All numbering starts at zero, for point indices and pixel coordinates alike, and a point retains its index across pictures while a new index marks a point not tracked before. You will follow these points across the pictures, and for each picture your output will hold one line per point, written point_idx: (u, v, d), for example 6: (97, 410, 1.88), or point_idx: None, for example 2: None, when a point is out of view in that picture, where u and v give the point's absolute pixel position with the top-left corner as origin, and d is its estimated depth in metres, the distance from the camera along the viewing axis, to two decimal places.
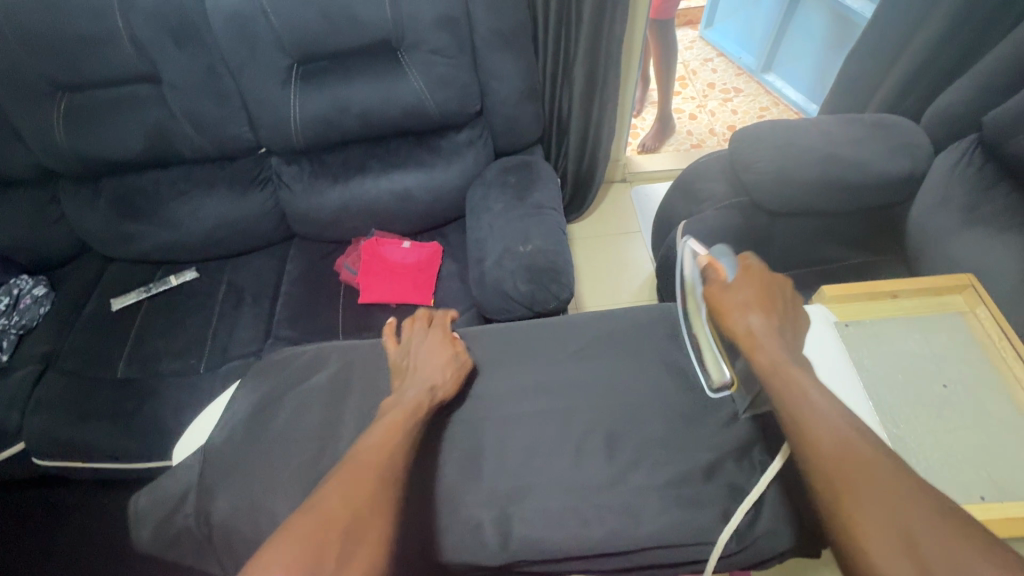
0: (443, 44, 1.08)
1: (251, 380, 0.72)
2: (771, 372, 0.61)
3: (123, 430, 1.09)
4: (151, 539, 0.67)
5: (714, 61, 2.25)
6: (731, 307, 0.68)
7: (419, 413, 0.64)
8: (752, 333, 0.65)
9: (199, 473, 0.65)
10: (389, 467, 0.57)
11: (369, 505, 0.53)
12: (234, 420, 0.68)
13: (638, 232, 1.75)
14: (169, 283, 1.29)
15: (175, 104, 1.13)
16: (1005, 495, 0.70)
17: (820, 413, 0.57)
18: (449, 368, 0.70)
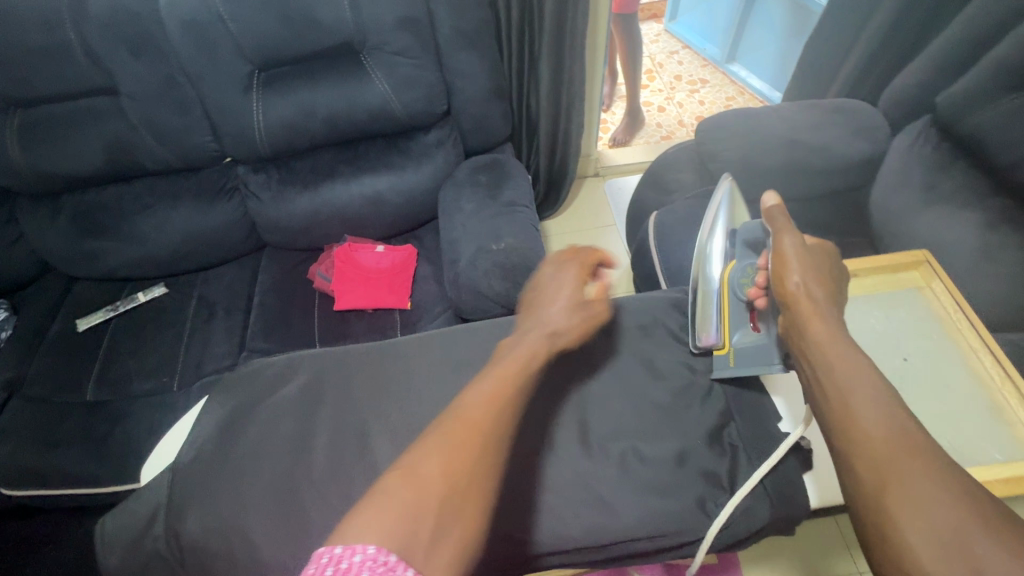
0: (406, 45, 1.08)
1: (223, 393, 0.71)
2: (822, 340, 0.60)
3: (93, 454, 1.06)
4: (124, 563, 0.65)
5: (679, 53, 2.27)
6: (796, 267, 0.66)
7: (535, 360, 0.61)
8: (811, 297, 0.64)
9: (170, 494, 0.64)
10: (498, 429, 0.51)
11: (473, 470, 0.47)
12: (205, 437, 0.67)
13: (613, 225, 1.76)
14: (137, 300, 1.26)
15: (133, 115, 1.10)
16: (963, 461, 0.73)
17: (873, 393, 0.54)
18: (581, 314, 0.68)
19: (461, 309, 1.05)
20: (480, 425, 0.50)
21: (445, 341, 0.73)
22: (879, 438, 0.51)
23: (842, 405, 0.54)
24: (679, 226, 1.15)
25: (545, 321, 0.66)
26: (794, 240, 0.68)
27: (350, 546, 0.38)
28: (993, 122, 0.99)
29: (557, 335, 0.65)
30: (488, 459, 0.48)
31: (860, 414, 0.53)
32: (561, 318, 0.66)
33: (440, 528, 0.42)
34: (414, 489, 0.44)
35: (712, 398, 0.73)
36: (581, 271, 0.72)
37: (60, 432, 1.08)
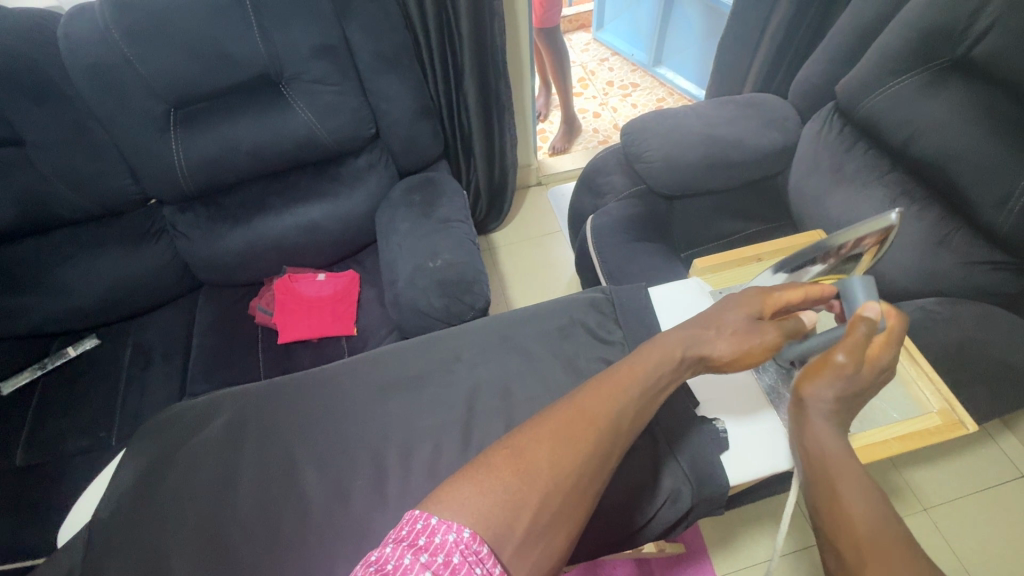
0: (325, 73, 1.08)
1: (148, 442, 0.68)
2: (820, 442, 0.54)
3: (25, 520, 0.99)
4: None
5: (609, 61, 2.35)
6: (824, 386, 0.56)
7: (663, 363, 0.60)
8: (823, 428, 0.55)
9: (87, 553, 0.60)
10: (616, 423, 0.54)
11: (581, 468, 0.50)
12: (126, 489, 0.64)
13: (559, 231, 1.80)
14: (67, 354, 1.20)
15: (43, 164, 1.05)
16: (865, 423, 0.79)
17: (865, 484, 0.50)
18: (738, 326, 0.64)
19: (405, 328, 1.05)
20: (597, 419, 0.53)
21: (374, 363, 0.73)
22: (859, 517, 0.48)
23: (829, 487, 0.51)
24: (614, 226, 1.19)
25: (706, 324, 0.65)
26: (847, 364, 0.56)
27: (444, 521, 0.43)
28: (885, 105, 1.07)
29: (702, 348, 0.63)
30: (596, 455, 0.51)
31: (844, 497, 0.50)
32: (720, 323, 0.64)
33: (539, 523, 0.47)
34: (519, 479, 0.48)
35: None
36: (774, 293, 0.67)
37: None
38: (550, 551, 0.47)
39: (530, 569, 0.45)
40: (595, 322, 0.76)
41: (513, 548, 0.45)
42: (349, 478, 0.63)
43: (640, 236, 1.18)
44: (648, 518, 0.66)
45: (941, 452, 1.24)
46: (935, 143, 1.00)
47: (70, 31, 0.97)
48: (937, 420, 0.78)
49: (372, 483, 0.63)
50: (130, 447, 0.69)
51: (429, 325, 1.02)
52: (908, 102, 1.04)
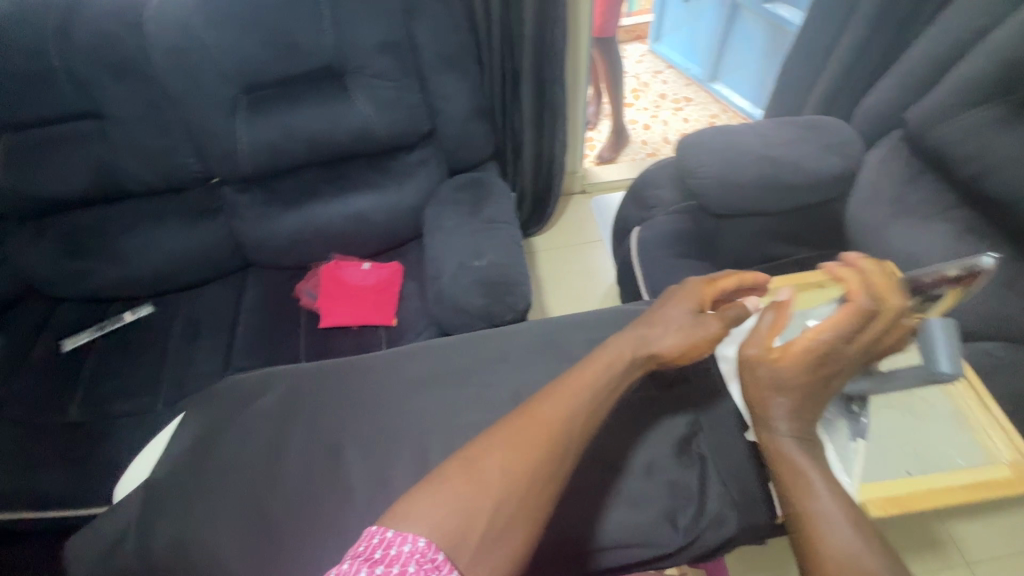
0: (386, 68, 1.10)
1: (200, 410, 0.71)
2: (779, 463, 0.58)
3: (71, 476, 1.04)
4: None
5: (664, 73, 2.33)
6: (752, 387, 0.62)
7: (616, 365, 0.59)
8: (785, 424, 0.59)
9: (142, 508, 0.63)
10: (572, 427, 0.53)
11: (537, 473, 0.49)
12: (181, 452, 0.67)
13: (600, 240, 1.79)
14: (123, 319, 1.26)
15: (117, 138, 1.11)
16: (927, 467, 0.76)
17: (829, 515, 0.51)
18: (683, 321, 0.64)
19: (444, 325, 1.06)
20: (551, 423, 0.52)
21: (422, 355, 0.74)
22: (832, 538, 0.49)
23: (805, 513, 0.52)
24: (659, 240, 1.19)
25: (644, 321, 0.65)
26: (756, 352, 0.62)
27: (400, 533, 0.42)
28: (956, 137, 1.02)
29: (649, 340, 0.63)
30: (553, 459, 0.50)
31: (818, 523, 0.51)
32: (662, 319, 0.65)
33: (494, 528, 0.45)
34: (472, 485, 0.47)
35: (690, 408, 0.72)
36: (709, 285, 0.69)
37: (43, 451, 1.07)
38: (509, 557, 0.45)
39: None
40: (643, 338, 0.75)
41: (470, 555, 0.43)
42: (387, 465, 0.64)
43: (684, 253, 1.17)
44: (690, 543, 0.64)
45: (991, 507, 1.17)
46: (1008, 179, 0.96)
47: (155, 14, 1.02)
48: (1006, 472, 0.74)
49: (410, 474, 0.63)
50: (185, 411, 0.72)
51: (470, 324, 1.02)
52: (981, 134, 0.99)
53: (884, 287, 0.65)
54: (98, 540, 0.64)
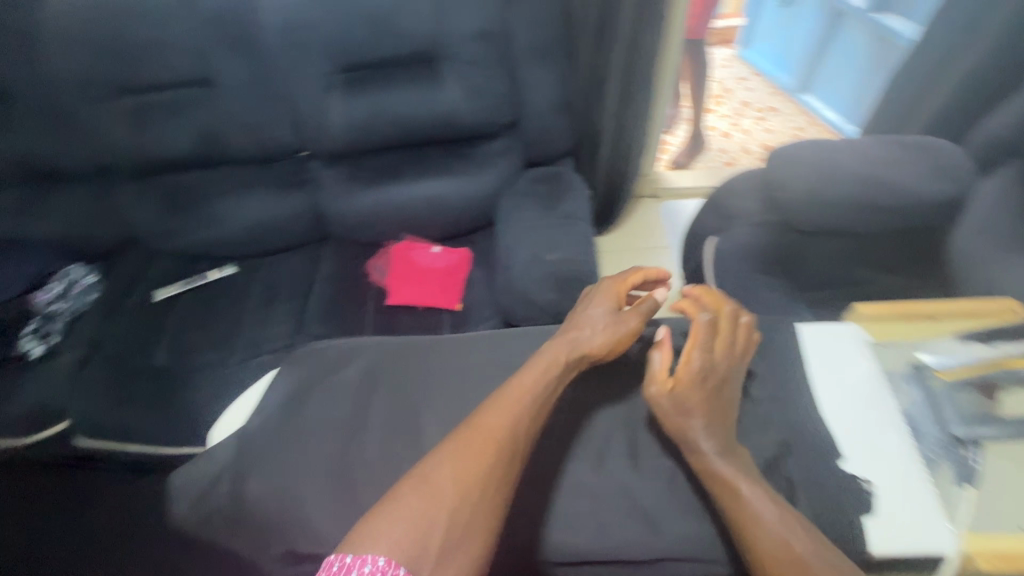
0: (480, 56, 1.12)
1: (288, 370, 0.74)
2: (708, 476, 0.61)
3: (157, 417, 1.12)
4: (185, 515, 0.66)
5: (749, 80, 2.24)
6: (663, 417, 0.67)
7: (556, 366, 0.66)
8: (709, 442, 0.63)
9: (234, 455, 0.67)
10: (513, 432, 0.58)
11: (485, 480, 0.54)
12: (271, 407, 0.70)
13: (666, 247, 1.75)
14: (208, 277, 1.35)
15: (225, 106, 1.18)
16: None
17: (768, 524, 0.55)
18: (603, 322, 0.73)
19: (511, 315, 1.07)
20: (494, 430, 0.57)
21: (502, 343, 0.75)
22: (776, 540, 0.54)
23: (748, 519, 0.56)
24: (736, 252, 1.15)
25: (568, 332, 0.72)
26: (656, 383, 0.68)
27: (359, 557, 0.46)
28: None
29: (580, 344, 0.69)
30: (499, 462, 0.55)
31: (757, 531, 0.55)
32: (587, 324, 0.73)
33: (453, 536, 0.49)
34: (426, 500, 0.51)
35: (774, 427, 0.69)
36: (620, 285, 0.79)
37: (133, 391, 1.16)
38: (468, 560, 0.49)
39: None
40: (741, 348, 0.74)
41: (430, 566, 0.47)
42: None
43: (763, 269, 1.12)
44: None
45: None
46: None
47: None
48: None
49: None
50: (275, 368, 0.77)
51: (537, 318, 1.02)
52: None
53: (713, 297, 0.76)
54: (191, 482, 0.67)
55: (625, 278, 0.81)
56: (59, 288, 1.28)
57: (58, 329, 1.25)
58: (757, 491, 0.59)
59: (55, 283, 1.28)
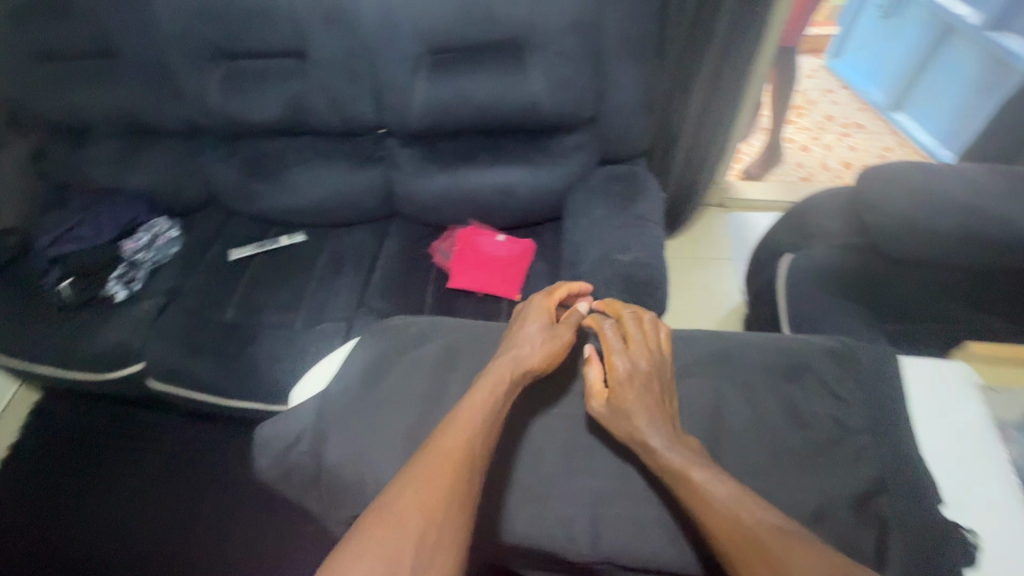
0: (569, 46, 1.10)
1: (369, 343, 0.78)
2: (662, 471, 0.62)
3: (225, 369, 1.18)
4: (268, 468, 0.70)
5: (835, 93, 2.14)
6: (616, 433, 0.67)
7: (503, 384, 0.67)
8: (658, 442, 0.63)
9: (316, 418, 0.70)
10: (469, 451, 0.60)
11: (448, 502, 0.56)
12: (350, 377, 0.73)
13: (729, 260, 1.69)
14: (279, 242, 1.39)
15: (315, 78, 1.21)
16: None
17: (725, 509, 0.56)
18: (537, 336, 0.74)
19: None
20: (450, 453, 0.59)
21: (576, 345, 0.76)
22: (730, 523, 0.55)
23: (703, 506, 0.58)
24: (812, 273, 1.10)
25: (501, 350, 0.73)
26: (601, 398, 0.69)
27: None
28: None
29: (518, 359, 0.70)
30: (459, 480, 0.57)
31: (712, 515, 0.57)
32: (526, 340, 0.73)
33: (423, 556, 0.52)
34: (391, 532, 0.53)
35: (865, 460, 0.65)
36: (549, 298, 0.80)
37: (204, 342, 1.22)
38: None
39: None
40: (835, 373, 0.72)
41: None
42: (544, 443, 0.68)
43: (840, 293, 1.07)
44: None
45: None
46: None
47: None
48: None
49: None
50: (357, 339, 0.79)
51: None
52: None
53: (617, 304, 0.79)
54: (279, 436, 0.71)
55: (551, 290, 0.83)
56: (146, 238, 1.36)
57: (140, 277, 1.33)
58: (710, 474, 0.59)
59: (143, 233, 1.36)
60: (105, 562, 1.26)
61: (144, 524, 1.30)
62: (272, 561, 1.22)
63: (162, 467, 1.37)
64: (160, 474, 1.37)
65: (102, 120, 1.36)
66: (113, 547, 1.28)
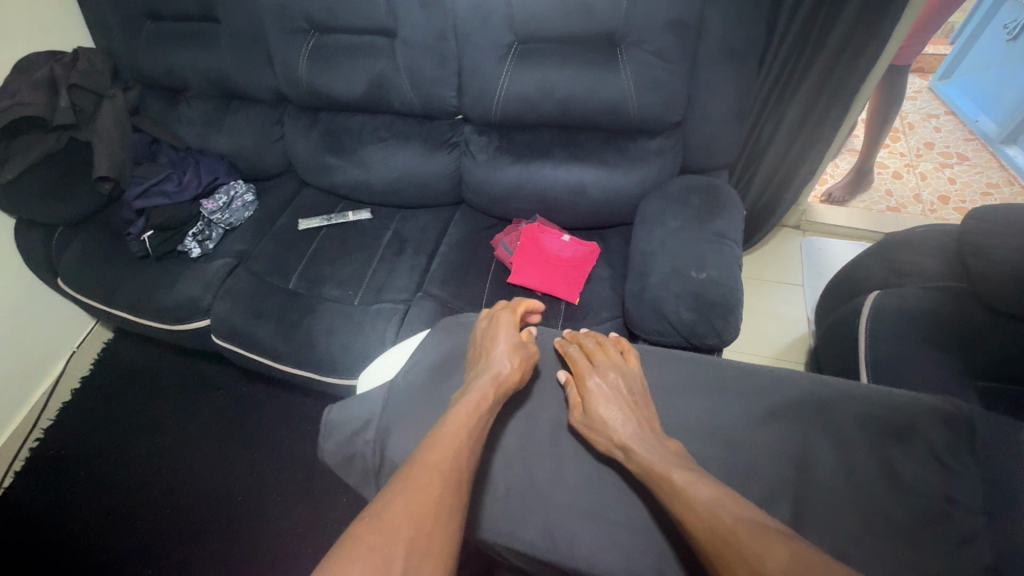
0: (666, 47, 1.04)
1: (436, 340, 0.91)
2: (644, 473, 0.65)
3: (283, 335, 1.21)
4: (332, 451, 0.81)
5: (938, 118, 1.98)
6: (596, 443, 0.72)
7: (488, 399, 0.72)
8: (634, 442, 0.68)
9: (382, 408, 0.82)
10: (457, 463, 0.62)
11: (438, 511, 0.56)
12: (418, 370, 0.85)
13: (800, 286, 1.59)
14: (347, 217, 1.41)
15: (401, 58, 1.20)
16: None
17: (697, 500, 0.58)
18: (508, 350, 0.81)
19: (634, 324, 1.03)
20: (437, 463, 0.61)
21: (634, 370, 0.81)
22: (708, 521, 0.56)
23: (684, 506, 0.59)
24: (900, 314, 1.02)
25: (479, 370, 0.78)
26: (579, 409, 0.75)
27: None
28: None
29: (499, 375, 0.76)
30: (448, 489, 0.58)
31: (689, 510, 0.58)
32: (498, 355, 0.80)
33: (415, 564, 0.51)
34: (381, 538, 0.52)
35: (977, 544, 0.58)
36: (512, 317, 0.87)
37: (266, 308, 1.25)
38: None
39: None
40: (950, 443, 0.66)
41: None
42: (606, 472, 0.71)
43: (928, 340, 0.98)
44: None
45: None
46: None
47: None
48: None
49: None
50: (427, 331, 0.94)
51: (665, 334, 0.98)
52: None
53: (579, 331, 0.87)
54: (347, 420, 0.82)
55: (511, 308, 0.90)
56: (223, 200, 1.42)
57: (214, 236, 1.39)
58: (684, 470, 0.62)
59: (221, 194, 1.42)
60: (152, 501, 1.33)
61: (191, 468, 1.37)
62: (305, 527, 1.25)
63: (218, 420, 1.44)
64: (216, 426, 1.44)
65: (196, 81, 1.42)
66: (163, 485, 1.35)
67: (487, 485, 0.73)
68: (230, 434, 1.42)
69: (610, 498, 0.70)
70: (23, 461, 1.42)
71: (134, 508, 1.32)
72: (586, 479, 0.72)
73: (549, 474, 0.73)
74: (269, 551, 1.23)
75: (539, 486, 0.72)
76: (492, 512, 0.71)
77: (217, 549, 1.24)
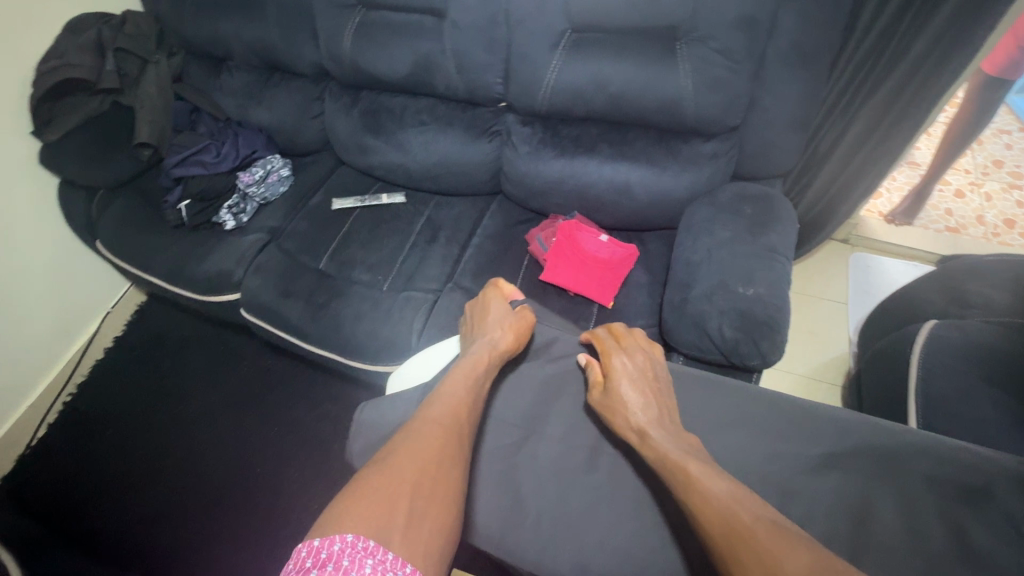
0: (733, 45, 0.97)
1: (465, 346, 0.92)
2: (657, 462, 0.65)
3: (311, 316, 1.20)
4: (359, 452, 0.80)
5: (1012, 135, 1.84)
6: (611, 421, 0.73)
7: (485, 361, 0.78)
8: (651, 427, 0.69)
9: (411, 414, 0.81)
10: (455, 420, 0.66)
11: (438, 460, 0.60)
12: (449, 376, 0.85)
13: (843, 304, 1.51)
14: (381, 200, 1.39)
15: (449, 40, 1.16)
16: None
17: (713, 493, 0.57)
18: (499, 320, 0.89)
19: (672, 336, 0.99)
20: (437, 420, 0.65)
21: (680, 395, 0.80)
22: (725, 517, 0.54)
23: (700, 500, 0.57)
24: (960, 347, 0.95)
25: (477, 339, 0.86)
26: (600, 388, 0.77)
27: (327, 539, 0.48)
28: None
29: (494, 341, 0.83)
30: (447, 441, 0.62)
31: (705, 506, 0.56)
32: (492, 327, 0.87)
33: (417, 506, 0.54)
34: (382, 480, 0.55)
35: None
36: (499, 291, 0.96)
37: (296, 287, 1.24)
38: (431, 528, 0.53)
39: (422, 547, 0.51)
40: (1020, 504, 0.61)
41: (398, 535, 0.51)
42: (648, 505, 0.68)
43: (994, 379, 0.89)
44: None
45: None
46: None
47: None
48: None
49: None
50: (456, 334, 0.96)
51: (705, 349, 0.94)
52: None
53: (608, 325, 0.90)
54: (376, 425, 0.81)
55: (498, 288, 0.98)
56: (259, 173, 1.41)
57: (249, 209, 1.39)
58: (700, 463, 0.62)
59: (258, 167, 1.42)
60: (173, 467, 1.35)
61: (212, 436, 1.39)
62: (320, 504, 1.26)
63: (241, 391, 1.46)
64: (239, 397, 1.45)
65: (240, 51, 1.40)
66: (183, 450, 1.38)
67: (518, 500, 0.72)
68: (252, 406, 1.43)
69: (646, 525, 0.67)
70: (56, 414, 1.46)
71: (154, 470, 1.35)
72: (623, 508, 0.69)
73: (584, 496, 0.71)
74: (285, 525, 1.24)
75: (571, 507, 0.70)
76: (522, 530, 0.70)
77: (235, 517, 1.26)
